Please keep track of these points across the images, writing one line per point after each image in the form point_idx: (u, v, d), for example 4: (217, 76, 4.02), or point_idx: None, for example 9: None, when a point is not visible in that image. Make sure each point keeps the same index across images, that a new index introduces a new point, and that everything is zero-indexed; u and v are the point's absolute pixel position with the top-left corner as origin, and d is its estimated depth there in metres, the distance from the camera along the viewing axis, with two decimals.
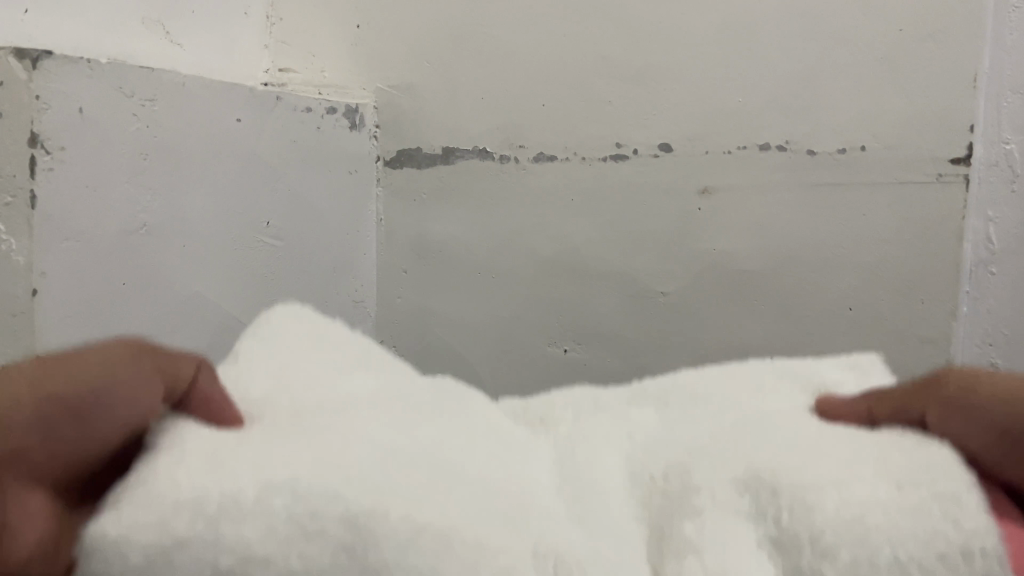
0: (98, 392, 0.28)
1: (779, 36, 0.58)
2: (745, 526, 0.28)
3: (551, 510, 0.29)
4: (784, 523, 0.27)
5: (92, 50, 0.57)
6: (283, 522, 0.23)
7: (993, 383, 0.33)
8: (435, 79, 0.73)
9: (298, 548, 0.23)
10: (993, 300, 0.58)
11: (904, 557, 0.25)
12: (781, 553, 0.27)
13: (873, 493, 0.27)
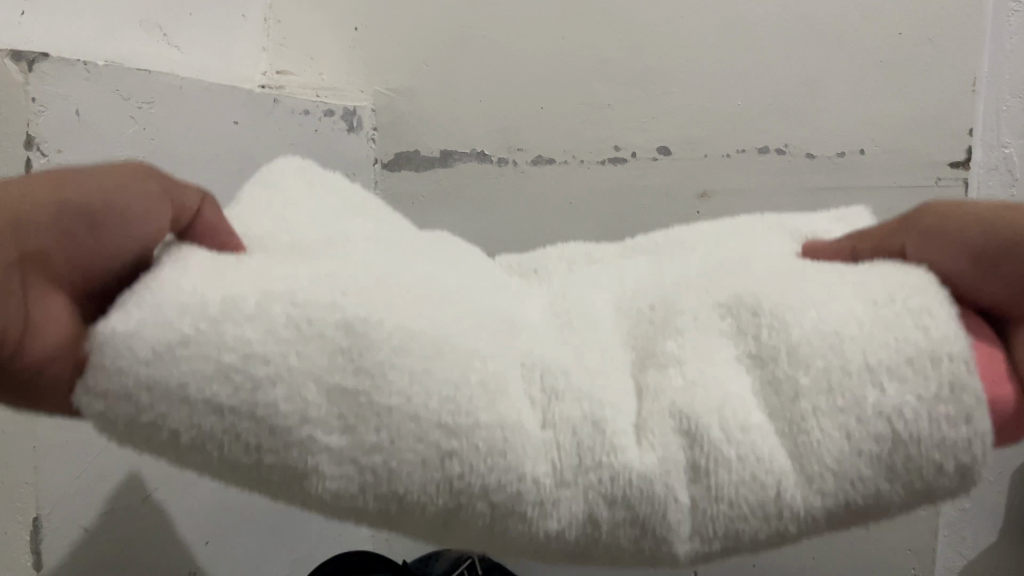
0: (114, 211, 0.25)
1: (778, 40, 0.59)
2: (724, 342, 0.26)
3: (533, 329, 0.28)
4: (764, 338, 0.25)
5: (89, 51, 0.57)
6: (283, 324, 0.23)
7: (974, 217, 0.25)
8: (433, 82, 0.72)
9: (296, 345, 0.23)
10: None
11: (878, 361, 0.23)
12: (759, 364, 0.25)
13: (854, 307, 0.24)
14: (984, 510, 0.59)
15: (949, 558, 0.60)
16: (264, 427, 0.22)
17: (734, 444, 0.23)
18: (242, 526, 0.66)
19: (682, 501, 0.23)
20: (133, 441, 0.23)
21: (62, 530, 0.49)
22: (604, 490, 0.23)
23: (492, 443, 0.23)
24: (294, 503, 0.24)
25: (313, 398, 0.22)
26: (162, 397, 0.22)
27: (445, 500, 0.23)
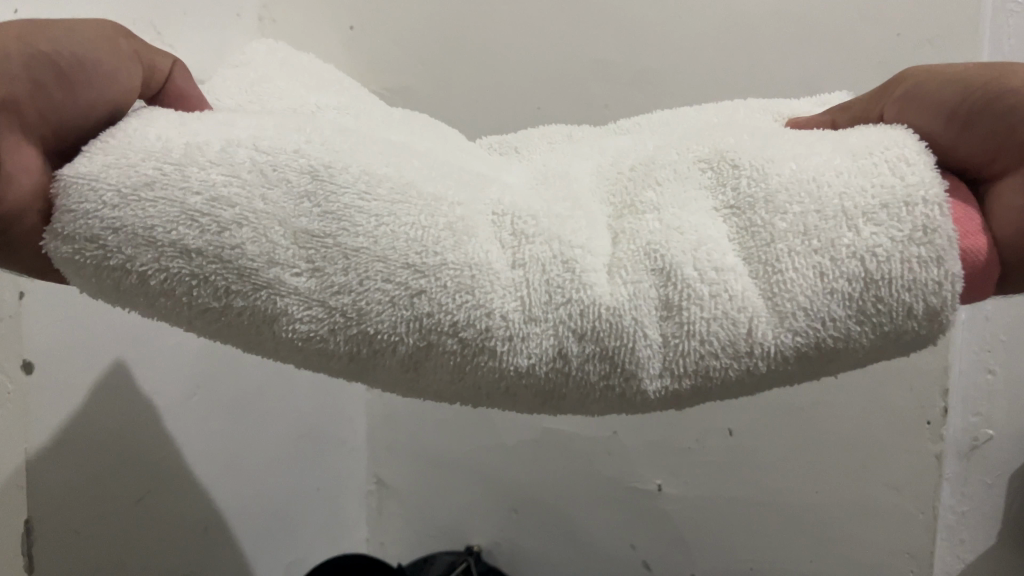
0: (86, 69, 0.27)
1: (776, 39, 0.58)
2: (703, 195, 0.28)
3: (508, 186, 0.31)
4: (744, 188, 0.27)
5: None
6: (246, 168, 0.26)
7: (958, 78, 0.27)
8: (428, 82, 0.72)
9: (263, 190, 0.26)
10: (993, 307, 0.55)
11: (854, 206, 0.25)
12: (737, 213, 0.27)
13: (833, 160, 0.26)
14: (983, 512, 0.58)
15: (948, 561, 0.59)
16: (236, 271, 0.25)
17: (708, 282, 0.26)
18: (238, 529, 0.66)
19: (652, 336, 0.26)
20: (125, 295, 0.27)
21: (54, 533, 0.49)
22: (572, 332, 0.26)
23: (455, 282, 0.26)
24: (280, 351, 0.27)
25: (280, 239, 0.25)
26: (155, 241, 0.25)
27: (413, 337, 0.26)
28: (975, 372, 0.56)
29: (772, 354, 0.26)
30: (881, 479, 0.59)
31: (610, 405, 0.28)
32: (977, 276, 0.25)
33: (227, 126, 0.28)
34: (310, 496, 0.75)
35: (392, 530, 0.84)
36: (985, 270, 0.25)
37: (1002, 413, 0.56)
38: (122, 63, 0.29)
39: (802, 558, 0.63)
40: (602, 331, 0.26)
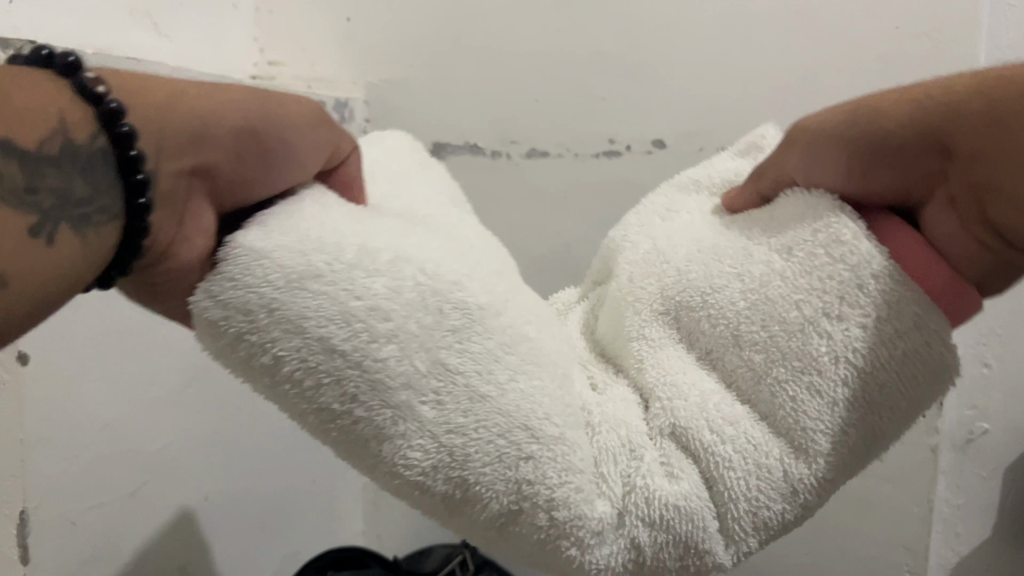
0: (282, 135, 0.32)
1: (773, 31, 0.58)
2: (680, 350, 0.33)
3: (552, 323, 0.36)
4: (707, 328, 0.32)
5: (77, 39, 0.56)
6: (408, 286, 0.29)
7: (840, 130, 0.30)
8: (425, 74, 0.72)
9: (416, 319, 0.28)
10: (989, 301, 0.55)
11: (849, 309, 0.29)
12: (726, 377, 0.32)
13: (773, 262, 0.31)
14: (979, 505, 0.58)
15: (944, 554, 0.59)
16: (371, 385, 0.28)
17: (729, 442, 0.30)
18: (233, 521, 0.66)
19: (712, 517, 0.30)
20: (256, 378, 0.29)
21: (48, 522, 0.49)
22: (639, 471, 0.31)
23: (558, 461, 0.29)
24: (376, 473, 0.29)
25: (421, 368, 0.28)
26: (310, 342, 0.28)
27: (510, 499, 0.29)
28: (971, 366, 0.56)
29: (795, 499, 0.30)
30: (878, 473, 0.59)
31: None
32: (948, 296, 0.29)
33: (332, 213, 0.31)
34: (306, 488, 0.75)
35: (388, 523, 0.84)
36: (953, 288, 0.29)
37: (999, 406, 0.56)
38: (317, 143, 0.33)
39: (797, 552, 0.63)
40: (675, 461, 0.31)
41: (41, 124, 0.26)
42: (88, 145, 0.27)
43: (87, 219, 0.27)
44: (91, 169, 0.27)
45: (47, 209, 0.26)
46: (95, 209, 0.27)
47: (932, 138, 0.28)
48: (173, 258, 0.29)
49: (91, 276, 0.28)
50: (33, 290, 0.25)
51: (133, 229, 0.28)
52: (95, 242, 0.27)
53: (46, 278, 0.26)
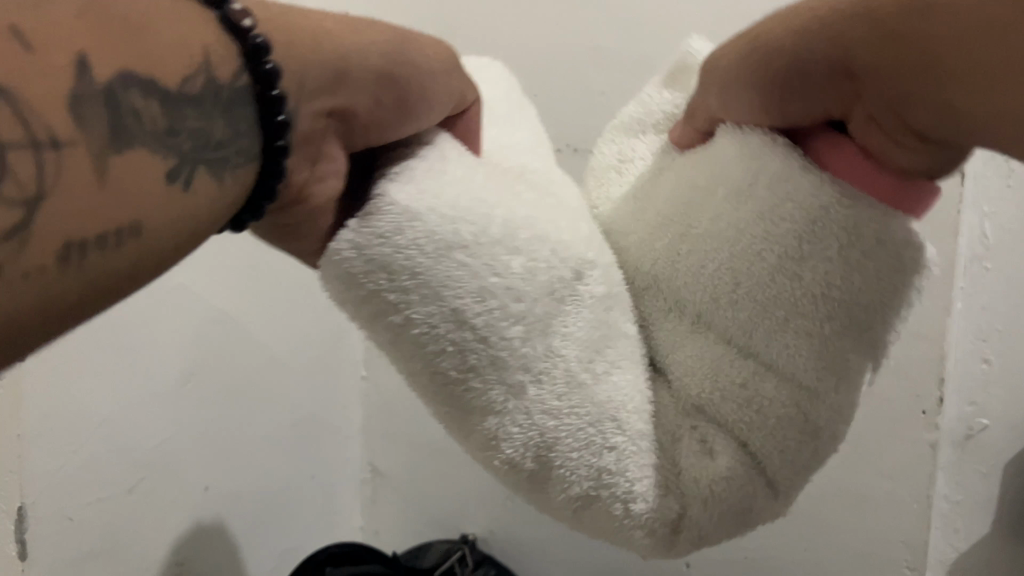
0: (422, 84, 0.32)
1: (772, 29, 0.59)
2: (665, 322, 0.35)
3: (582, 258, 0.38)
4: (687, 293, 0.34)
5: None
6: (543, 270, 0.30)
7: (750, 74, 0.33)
8: None
9: (535, 303, 0.30)
10: (989, 297, 0.55)
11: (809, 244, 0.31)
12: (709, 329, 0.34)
13: (725, 211, 0.33)
14: (977, 502, 0.57)
15: (943, 552, 0.59)
16: (490, 359, 0.29)
17: (749, 404, 0.32)
18: (230, 517, 0.65)
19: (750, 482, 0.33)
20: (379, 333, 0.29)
21: (48, 517, 0.49)
22: None
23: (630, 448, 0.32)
24: (468, 440, 0.31)
25: (535, 352, 0.30)
26: (439, 313, 0.29)
27: (590, 481, 0.32)
28: (971, 360, 0.56)
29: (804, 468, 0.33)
30: (877, 467, 0.59)
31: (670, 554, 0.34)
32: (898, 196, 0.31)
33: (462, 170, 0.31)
34: (304, 483, 0.75)
35: (386, 518, 0.84)
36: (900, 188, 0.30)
37: (998, 402, 0.56)
38: (445, 83, 0.34)
39: (796, 546, 0.63)
40: (714, 433, 0.33)
41: (184, 55, 0.24)
42: (232, 83, 0.25)
43: (226, 162, 0.25)
44: (231, 109, 0.25)
45: (187, 151, 0.24)
46: (234, 152, 0.26)
47: (836, 57, 0.29)
48: (309, 200, 0.30)
49: (223, 222, 0.26)
50: (169, 238, 0.23)
51: (273, 173, 0.27)
52: (231, 185, 0.26)
53: (183, 225, 0.24)
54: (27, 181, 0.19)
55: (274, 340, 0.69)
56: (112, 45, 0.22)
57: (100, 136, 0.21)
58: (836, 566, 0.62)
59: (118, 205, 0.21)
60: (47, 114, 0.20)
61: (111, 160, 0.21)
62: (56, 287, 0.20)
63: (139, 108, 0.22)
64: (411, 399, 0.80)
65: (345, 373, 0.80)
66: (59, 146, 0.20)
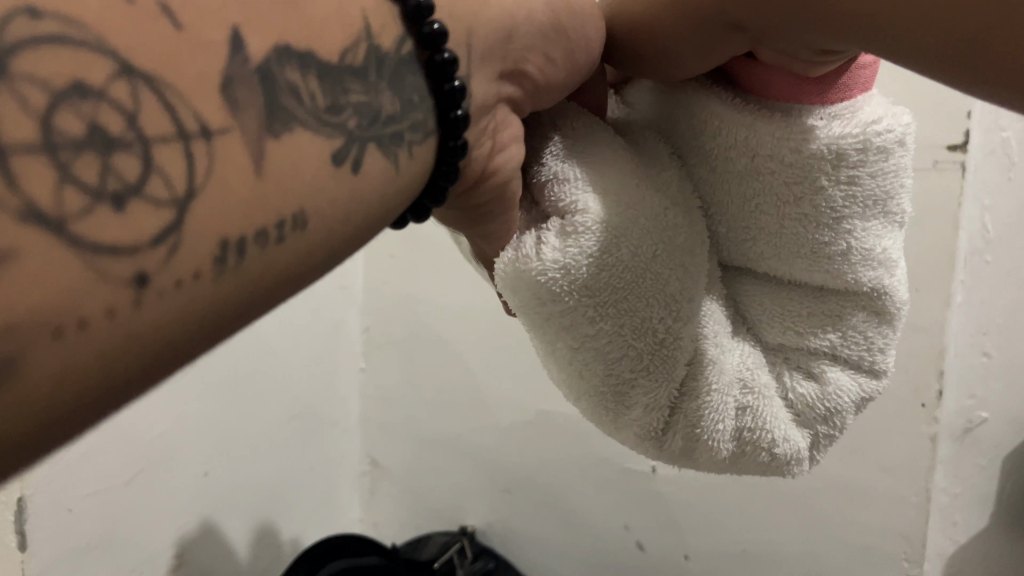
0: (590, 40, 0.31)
1: None
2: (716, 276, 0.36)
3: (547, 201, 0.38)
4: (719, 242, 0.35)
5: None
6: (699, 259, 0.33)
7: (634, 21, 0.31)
8: None
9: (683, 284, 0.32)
10: (988, 292, 0.55)
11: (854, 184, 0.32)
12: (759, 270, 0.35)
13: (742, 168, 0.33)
14: (975, 495, 0.57)
15: (943, 545, 0.58)
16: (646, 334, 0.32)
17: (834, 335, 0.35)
18: (229, 508, 0.65)
19: (854, 389, 0.35)
20: (563, 337, 0.31)
21: (48, 507, 0.49)
22: (783, 387, 0.35)
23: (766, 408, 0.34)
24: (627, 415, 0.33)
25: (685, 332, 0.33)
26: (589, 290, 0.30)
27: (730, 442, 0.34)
28: (969, 354, 0.56)
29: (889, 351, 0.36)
30: (875, 460, 0.59)
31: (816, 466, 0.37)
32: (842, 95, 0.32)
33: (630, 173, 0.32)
34: (303, 475, 0.75)
35: (384, 512, 0.84)
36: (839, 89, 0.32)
37: (997, 395, 0.56)
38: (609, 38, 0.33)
39: (794, 541, 0.63)
40: (806, 363, 0.35)
41: (352, 27, 0.22)
42: (399, 52, 0.24)
43: (401, 139, 0.24)
44: (399, 80, 0.24)
45: (354, 129, 0.22)
46: (405, 127, 0.24)
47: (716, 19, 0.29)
48: (495, 175, 0.30)
49: (392, 210, 0.24)
50: (333, 230, 0.21)
51: (446, 146, 0.26)
52: (404, 166, 0.24)
53: (347, 212, 0.22)
54: (177, 181, 0.17)
55: (271, 330, 0.69)
56: (275, 16, 0.20)
57: (260, 121, 0.19)
58: (836, 560, 0.62)
59: (277, 198, 0.19)
60: (200, 106, 0.18)
61: (266, 149, 0.19)
62: (215, 294, 0.18)
63: (297, 88, 0.20)
64: (412, 392, 0.80)
65: (344, 365, 0.80)
66: (212, 138, 0.18)
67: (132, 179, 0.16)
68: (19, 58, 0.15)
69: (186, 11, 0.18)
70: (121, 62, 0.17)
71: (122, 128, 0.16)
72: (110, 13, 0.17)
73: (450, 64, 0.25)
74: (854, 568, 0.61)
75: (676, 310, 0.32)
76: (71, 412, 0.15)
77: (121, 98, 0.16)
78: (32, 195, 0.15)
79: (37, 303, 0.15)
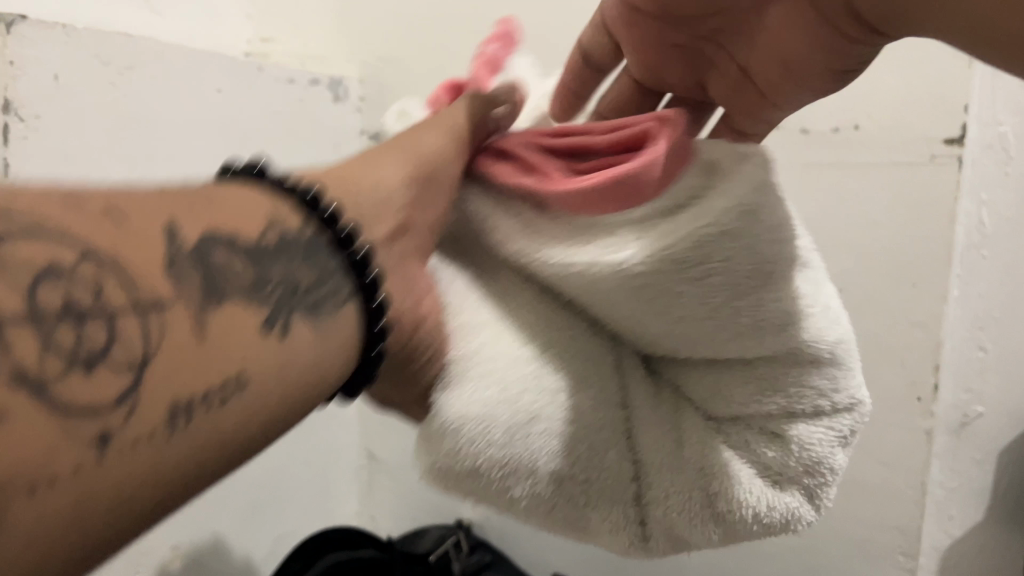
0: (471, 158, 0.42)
1: None
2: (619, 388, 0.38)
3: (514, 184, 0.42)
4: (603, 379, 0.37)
5: (48, 60, 0.52)
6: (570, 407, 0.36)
7: None
8: (422, 61, 0.77)
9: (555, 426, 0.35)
10: (987, 286, 0.55)
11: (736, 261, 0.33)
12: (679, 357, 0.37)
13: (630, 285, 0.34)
14: (971, 489, 0.57)
15: (938, 538, 0.58)
16: (554, 481, 0.36)
17: (773, 394, 0.35)
18: (226, 498, 0.66)
19: (815, 434, 0.35)
20: (494, 498, 0.37)
21: None
22: (747, 453, 0.36)
23: (719, 483, 0.35)
24: (597, 536, 0.38)
25: (585, 462, 0.36)
26: (490, 446, 0.35)
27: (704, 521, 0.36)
28: (965, 348, 0.56)
29: (848, 385, 0.36)
30: (873, 455, 0.60)
31: (831, 504, 0.37)
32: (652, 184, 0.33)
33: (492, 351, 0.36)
34: (303, 467, 0.75)
35: (384, 504, 0.84)
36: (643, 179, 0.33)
37: (994, 389, 0.55)
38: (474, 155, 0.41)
39: (791, 533, 0.64)
40: (761, 425, 0.36)
41: (260, 217, 0.29)
42: (304, 234, 0.30)
43: (315, 303, 0.29)
44: (312, 256, 0.30)
45: (280, 299, 0.28)
46: (325, 293, 0.30)
47: None
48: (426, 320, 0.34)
49: (331, 360, 0.29)
50: (272, 384, 0.27)
51: (370, 309, 0.31)
52: (329, 325, 0.29)
53: (276, 373, 0.27)
54: (136, 346, 0.23)
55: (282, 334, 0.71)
56: (197, 219, 0.27)
57: (199, 297, 0.25)
58: (831, 553, 0.62)
59: (219, 358, 0.25)
60: (153, 284, 0.24)
61: (206, 320, 0.25)
62: (167, 450, 0.23)
63: (226, 267, 0.27)
64: None
65: None
66: (164, 309, 0.24)
67: (99, 346, 0.22)
68: (12, 270, 0.21)
69: (131, 217, 0.25)
70: (85, 250, 0.23)
71: (91, 301, 0.22)
72: (76, 223, 0.23)
73: (348, 237, 0.31)
74: (849, 562, 0.62)
75: (579, 449, 0.36)
76: (49, 547, 0.20)
77: (89, 279, 0.22)
78: (21, 358, 0.20)
79: (24, 461, 0.19)
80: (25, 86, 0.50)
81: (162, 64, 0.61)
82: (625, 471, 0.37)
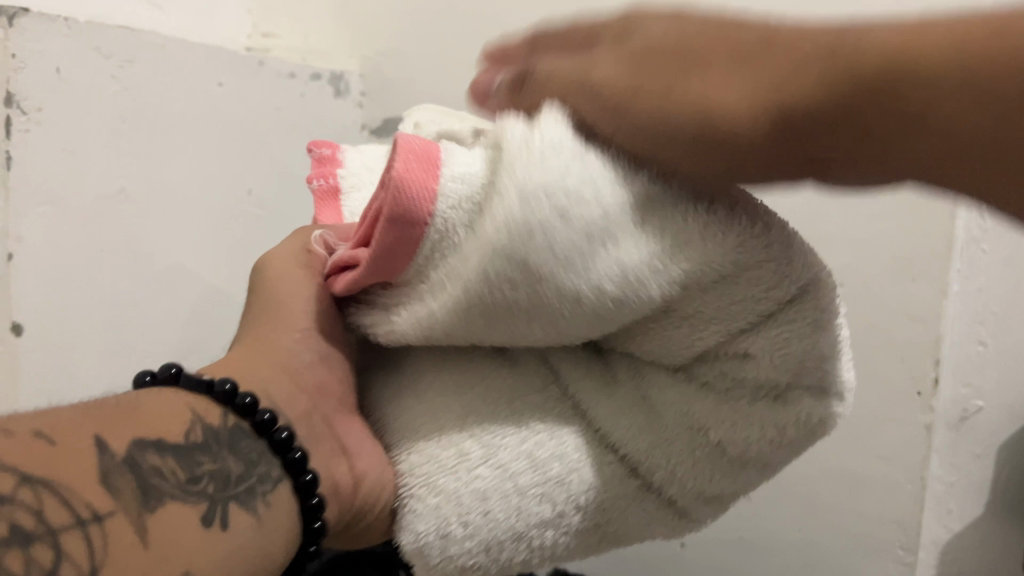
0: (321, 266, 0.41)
1: None
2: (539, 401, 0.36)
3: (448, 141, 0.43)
4: (524, 414, 0.35)
5: (51, 51, 0.52)
6: (506, 460, 0.34)
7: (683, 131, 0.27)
8: (422, 54, 0.77)
9: (496, 485, 0.34)
10: (986, 280, 0.55)
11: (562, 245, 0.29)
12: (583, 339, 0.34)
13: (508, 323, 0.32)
14: (972, 483, 0.57)
15: (936, 532, 0.59)
16: (533, 531, 0.34)
17: (708, 333, 0.33)
18: None
19: (777, 333, 0.32)
20: (513, 567, 0.36)
21: None
22: (723, 399, 0.34)
23: (719, 435, 0.34)
24: (643, 527, 0.37)
25: (555, 497, 0.34)
26: (455, 530, 0.34)
27: (730, 467, 0.35)
28: (965, 343, 0.56)
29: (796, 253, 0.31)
30: (871, 448, 0.59)
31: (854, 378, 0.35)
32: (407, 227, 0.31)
33: (421, 456, 0.35)
34: None
35: None
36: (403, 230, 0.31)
37: (993, 383, 0.56)
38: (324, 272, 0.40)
39: (790, 529, 0.63)
40: (724, 363, 0.34)
41: (185, 417, 0.31)
42: (224, 428, 0.32)
43: (252, 490, 0.31)
44: (236, 446, 0.32)
45: (213, 492, 0.30)
46: (254, 480, 0.32)
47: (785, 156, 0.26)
48: (366, 482, 0.36)
49: (273, 553, 0.31)
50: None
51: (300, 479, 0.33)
52: (265, 516, 0.31)
53: (221, 561, 0.29)
54: (82, 560, 0.25)
55: None
56: (125, 427, 0.29)
57: (137, 505, 0.27)
58: (830, 549, 0.62)
59: (164, 560, 0.27)
60: (89, 499, 0.26)
61: (145, 524, 0.27)
62: None
63: (159, 469, 0.29)
64: None
65: None
66: (102, 520, 0.26)
67: (47, 562, 0.24)
68: None
69: (60, 436, 0.27)
70: (22, 475, 0.25)
71: (33, 522, 0.24)
72: (11, 452, 0.25)
73: (270, 419, 0.33)
74: (849, 558, 0.61)
75: (540, 480, 0.34)
76: None
77: (27, 500, 0.24)
78: None
79: None
80: (27, 75, 0.50)
81: (163, 58, 0.61)
82: (614, 475, 0.35)
